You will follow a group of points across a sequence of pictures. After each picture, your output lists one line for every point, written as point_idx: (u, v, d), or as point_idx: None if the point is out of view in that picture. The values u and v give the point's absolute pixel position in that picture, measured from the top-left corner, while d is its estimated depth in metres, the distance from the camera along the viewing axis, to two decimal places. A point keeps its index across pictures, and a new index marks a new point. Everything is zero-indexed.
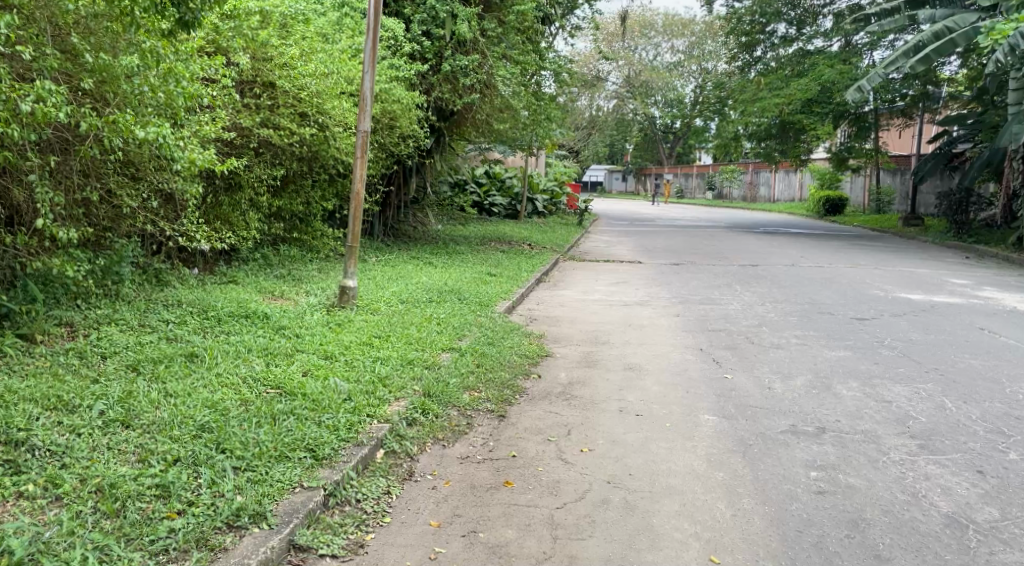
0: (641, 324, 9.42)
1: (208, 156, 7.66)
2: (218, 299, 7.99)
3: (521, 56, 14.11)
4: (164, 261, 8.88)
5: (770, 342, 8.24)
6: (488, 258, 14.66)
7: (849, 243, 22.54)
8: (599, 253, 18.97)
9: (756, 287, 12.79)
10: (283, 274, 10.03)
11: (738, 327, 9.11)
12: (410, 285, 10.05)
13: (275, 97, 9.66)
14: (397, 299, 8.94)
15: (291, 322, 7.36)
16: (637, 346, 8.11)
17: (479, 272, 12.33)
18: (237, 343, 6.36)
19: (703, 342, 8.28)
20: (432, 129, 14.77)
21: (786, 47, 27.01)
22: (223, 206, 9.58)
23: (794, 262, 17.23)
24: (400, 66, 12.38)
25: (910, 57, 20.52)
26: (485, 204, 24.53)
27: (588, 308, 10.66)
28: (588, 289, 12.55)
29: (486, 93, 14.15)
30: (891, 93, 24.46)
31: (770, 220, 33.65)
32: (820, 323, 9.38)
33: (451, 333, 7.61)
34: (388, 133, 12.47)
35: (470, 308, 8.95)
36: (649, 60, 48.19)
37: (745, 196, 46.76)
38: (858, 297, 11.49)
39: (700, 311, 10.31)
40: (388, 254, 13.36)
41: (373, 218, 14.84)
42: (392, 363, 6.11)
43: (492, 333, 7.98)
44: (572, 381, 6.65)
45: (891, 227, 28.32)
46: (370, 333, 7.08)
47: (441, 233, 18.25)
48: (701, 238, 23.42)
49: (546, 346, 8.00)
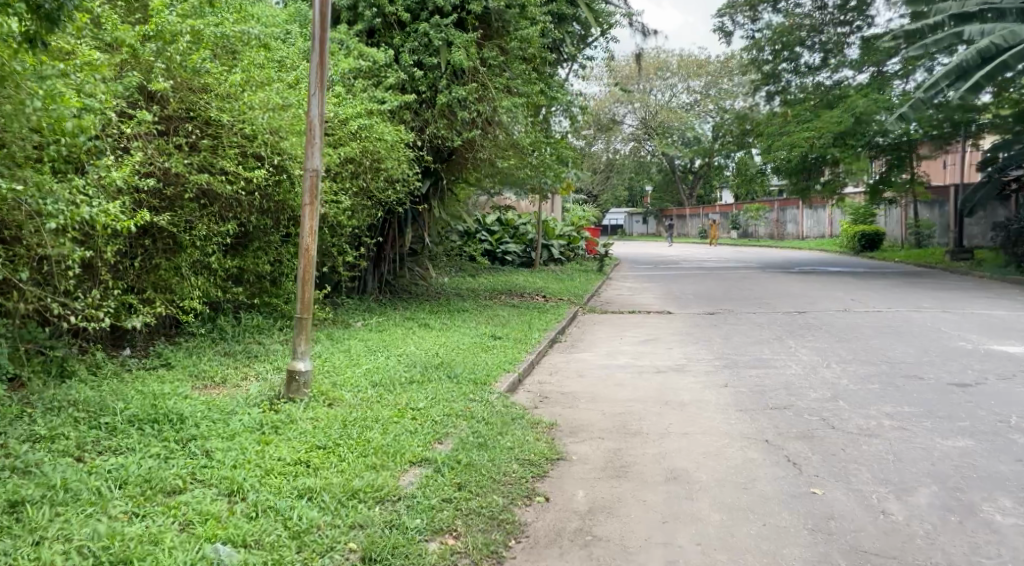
0: (683, 401, 7.45)
1: (100, 208, 5.80)
2: (125, 396, 6.05)
3: (528, 87, 12.30)
4: (73, 345, 6.98)
5: (859, 430, 6.30)
6: (496, 315, 12.78)
7: (900, 282, 20.57)
8: (624, 302, 17.00)
9: (812, 343, 10.80)
10: (235, 350, 8.04)
11: (807, 404, 7.16)
12: (386, 359, 8.06)
13: (218, 136, 7.53)
14: (368, 381, 6.97)
15: (209, 428, 5.39)
16: (680, 437, 6.16)
17: (482, 336, 10.42)
18: (114, 474, 4.43)
19: (768, 430, 6.33)
20: (427, 171, 12.85)
21: (812, 75, 25.15)
22: (160, 271, 7.63)
23: (846, 306, 15.24)
24: (384, 99, 10.51)
25: (953, 81, 18.71)
26: (496, 253, 22.69)
27: (614, 377, 8.70)
28: (613, 350, 10.60)
29: (488, 129, 12.28)
30: (932, 121, 22.61)
31: (805, 258, 31.56)
32: (913, 395, 7.44)
33: (431, 433, 5.62)
34: (374, 177, 10.59)
35: (463, 390, 6.93)
36: (665, 101, 46.58)
37: (772, 234, 44.74)
38: (944, 354, 9.50)
39: (753, 380, 8.33)
40: (379, 317, 11.51)
41: (366, 271, 13.18)
42: (324, 500, 4.21)
43: (484, 427, 6.00)
44: (595, 504, 4.73)
45: (940, 261, 26.19)
46: (311, 442, 5.10)
47: (445, 286, 16.44)
48: (735, 281, 21.43)
49: (559, 443, 6.03)
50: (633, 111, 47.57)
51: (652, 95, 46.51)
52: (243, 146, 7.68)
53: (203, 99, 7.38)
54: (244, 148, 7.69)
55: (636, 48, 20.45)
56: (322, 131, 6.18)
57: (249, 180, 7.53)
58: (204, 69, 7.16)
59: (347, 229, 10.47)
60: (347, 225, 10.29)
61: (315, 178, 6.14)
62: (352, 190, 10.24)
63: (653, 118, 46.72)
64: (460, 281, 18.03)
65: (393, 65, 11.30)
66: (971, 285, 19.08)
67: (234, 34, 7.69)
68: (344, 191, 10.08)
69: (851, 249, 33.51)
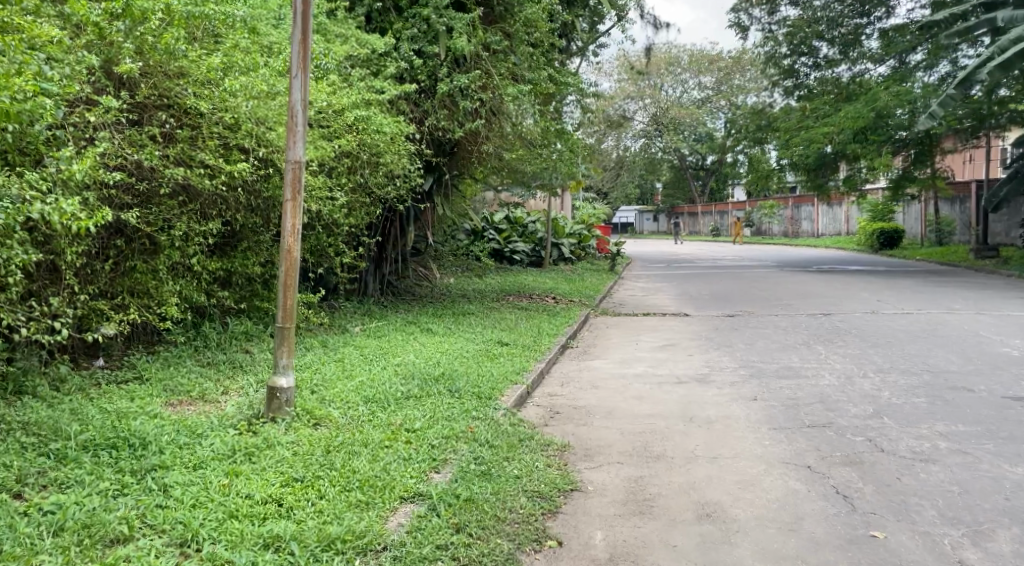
0: (708, 418, 6.80)
1: (49, 203, 5.09)
2: (84, 416, 5.35)
3: (535, 75, 11.67)
4: (34, 358, 6.28)
5: (912, 454, 5.69)
6: (505, 319, 12.10)
7: (925, 281, 19.82)
8: (638, 303, 16.30)
9: (843, 350, 10.15)
10: (218, 360, 7.32)
11: (848, 423, 6.51)
12: (383, 370, 7.36)
13: (199, 126, 6.83)
14: (360, 397, 6.26)
15: (172, 453, 4.67)
16: (709, 464, 5.50)
17: (489, 342, 9.74)
18: (48, 516, 3.74)
19: (808, 454, 5.70)
20: (429, 166, 12.16)
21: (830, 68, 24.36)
22: (137, 274, 6.91)
23: (872, 308, 14.53)
24: (384, 89, 9.83)
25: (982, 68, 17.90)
26: (505, 253, 22.00)
27: (631, 388, 8.05)
28: (628, 357, 9.94)
29: (494, 120, 11.59)
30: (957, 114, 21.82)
31: (822, 256, 30.79)
32: (964, 412, 6.84)
33: (426, 461, 4.92)
34: (373, 171, 9.90)
35: (465, 407, 6.23)
36: (676, 97, 45.81)
37: (787, 232, 43.90)
38: (987, 363, 8.89)
39: (784, 393, 7.71)
40: (381, 323, 10.85)
41: (366, 272, 12.51)
42: (293, 557, 3.58)
43: (487, 451, 5.31)
44: (617, 552, 4.09)
45: (963, 260, 25.40)
46: (286, 474, 4.39)
47: (451, 287, 15.77)
48: (753, 280, 20.71)
49: (573, 469, 5.35)
50: (644, 108, 46.81)
51: (663, 91, 45.72)
52: (224, 136, 6.99)
53: (180, 85, 6.68)
54: (225, 138, 7.00)
55: (649, 40, 19.75)
56: (306, 117, 5.45)
57: (231, 174, 6.82)
58: (180, 52, 6.48)
59: (345, 227, 9.77)
60: (344, 223, 9.60)
61: (298, 170, 5.40)
62: (349, 187, 9.56)
63: (664, 114, 45.91)
64: (466, 283, 17.35)
65: (392, 54, 10.62)
66: (999, 284, 18.40)
67: (219, 16, 7.02)
68: (340, 188, 9.39)
69: (869, 247, 32.70)
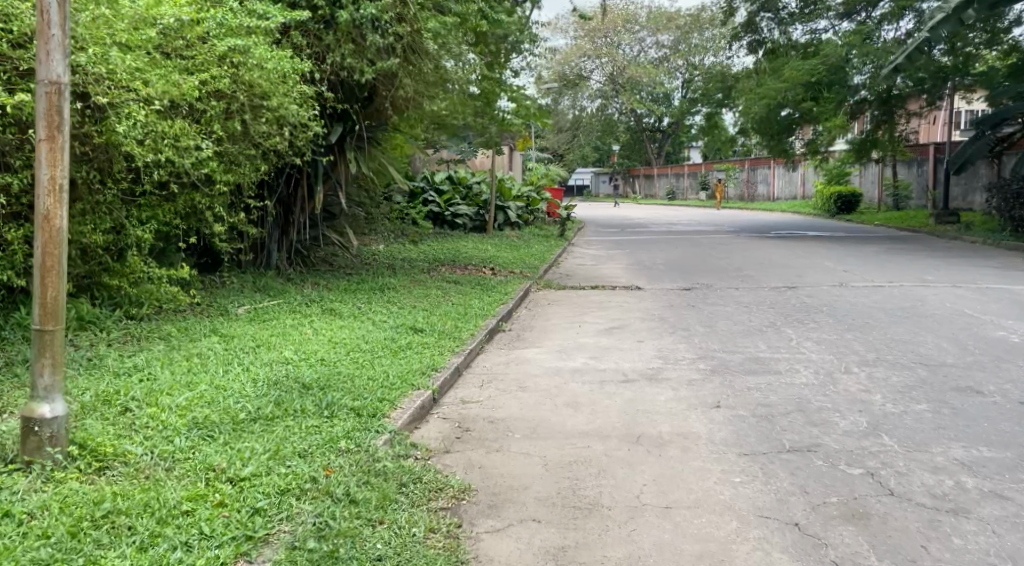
0: (659, 439, 5.20)
1: None
2: None
3: (462, 8, 10.11)
4: None
5: (934, 502, 4.14)
6: (429, 295, 10.48)
7: (890, 249, 18.59)
8: (586, 274, 14.72)
9: (817, 334, 8.65)
10: (18, 360, 5.54)
11: (840, 445, 5.01)
12: (240, 374, 5.70)
13: None
14: (184, 420, 4.55)
15: None
16: (660, 522, 3.92)
17: (400, 327, 8.08)
18: None
19: (795, 500, 4.17)
20: (338, 113, 10.42)
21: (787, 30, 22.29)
22: None
23: (841, 280, 13.12)
24: (267, 12, 8.12)
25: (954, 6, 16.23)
26: (445, 216, 20.22)
27: (565, 392, 6.43)
28: (567, 344, 8.35)
29: (412, 60, 9.86)
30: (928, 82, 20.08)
31: (783, 221, 29.51)
32: (982, 425, 5.37)
33: (232, 543, 3.30)
34: (255, 118, 8.25)
35: (328, 434, 4.56)
36: (633, 56, 44.01)
37: (742, 195, 42.67)
38: (990, 354, 7.39)
39: (752, 398, 6.15)
40: (273, 301, 9.16)
41: (270, 239, 10.79)
42: None
43: (342, 513, 3.65)
44: None
45: (921, 225, 24.20)
46: None
47: (376, 257, 14.04)
48: (711, 248, 19.27)
49: (468, 538, 3.71)
50: (601, 68, 45.10)
51: (619, 50, 43.78)
52: (9, 58, 5.24)
53: None
54: (11, 60, 5.25)
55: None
56: (68, 21, 3.78)
57: (12, 109, 5.04)
58: None
59: (221, 183, 8.12)
60: (219, 179, 7.92)
61: (57, 94, 3.74)
62: (221, 135, 7.91)
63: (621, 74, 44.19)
64: (397, 250, 15.62)
65: None
66: (968, 253, 17.16)
67: None
68: (208, 137, 7.75)
69: (825, 212, 31.50)
